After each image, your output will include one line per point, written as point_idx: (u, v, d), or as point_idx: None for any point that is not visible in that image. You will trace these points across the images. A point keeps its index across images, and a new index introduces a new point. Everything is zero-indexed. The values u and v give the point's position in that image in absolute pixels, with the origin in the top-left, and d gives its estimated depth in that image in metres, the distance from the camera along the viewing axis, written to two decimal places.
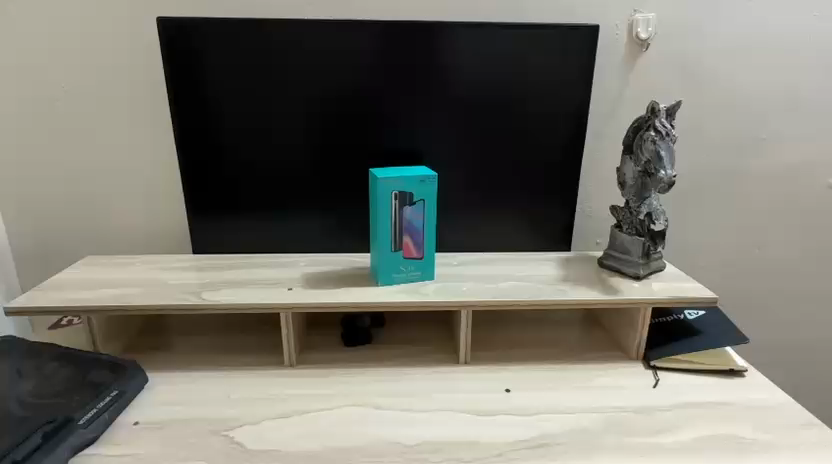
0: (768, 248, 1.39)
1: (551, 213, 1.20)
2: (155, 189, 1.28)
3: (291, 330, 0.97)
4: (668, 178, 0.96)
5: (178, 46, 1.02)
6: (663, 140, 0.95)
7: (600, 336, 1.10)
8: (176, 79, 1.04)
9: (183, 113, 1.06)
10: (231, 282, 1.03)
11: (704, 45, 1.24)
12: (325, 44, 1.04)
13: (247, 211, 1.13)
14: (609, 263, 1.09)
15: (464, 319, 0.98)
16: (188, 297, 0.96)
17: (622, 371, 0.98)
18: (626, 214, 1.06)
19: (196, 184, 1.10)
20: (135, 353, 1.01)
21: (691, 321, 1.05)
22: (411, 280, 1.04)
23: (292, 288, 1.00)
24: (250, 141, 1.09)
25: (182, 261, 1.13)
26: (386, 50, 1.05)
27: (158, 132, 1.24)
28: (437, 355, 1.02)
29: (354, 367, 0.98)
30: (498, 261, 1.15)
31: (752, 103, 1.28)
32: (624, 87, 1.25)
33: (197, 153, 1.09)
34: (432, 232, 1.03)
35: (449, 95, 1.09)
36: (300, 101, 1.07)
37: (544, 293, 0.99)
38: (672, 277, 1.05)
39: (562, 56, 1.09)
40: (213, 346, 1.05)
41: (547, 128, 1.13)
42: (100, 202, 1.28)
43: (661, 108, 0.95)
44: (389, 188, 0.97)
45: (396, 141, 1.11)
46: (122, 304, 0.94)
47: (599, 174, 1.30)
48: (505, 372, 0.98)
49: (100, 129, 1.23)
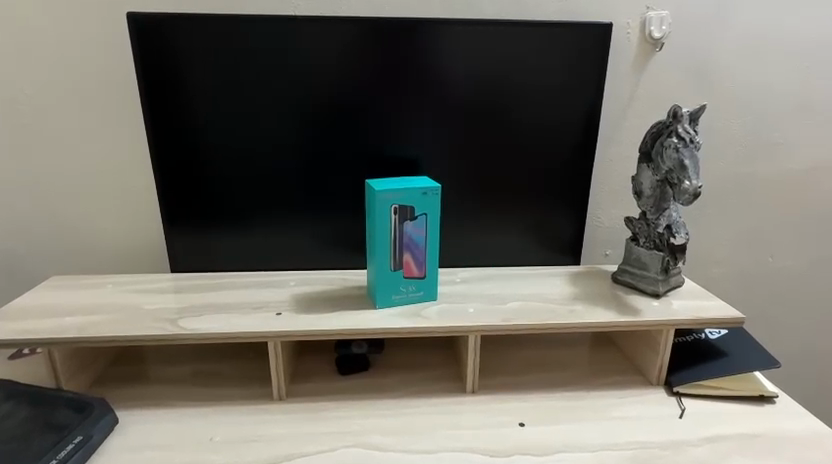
0: (785, 258, 1.32)
1: (560, 224, 1.12)
2: (130, 201, 1.17)
3: (280, 361, 0.87)
4: (693, 188, 0.87)
5: (151, 42, 0.92)
6: (687, 148, 0.87)
7: (616, 358, 1.02)
8: (148, 79, 0.94)
9: (157, 114, 0.96)
10: (214, 306, 0.93)
11: (719, 44, 1.17)
12: (315, 40, 0.94)
13: (230, 224, 1.03)
14: (624, 278, 1.01)
15: (472, 344, 0.89)
16: (164, 326, 0.86)
17: (643, 398, 0.90)
18: (643, 226, 0.99)
19: (171, 193, 1.00)
20: (105, 388, 0.91)
21: (713, 340, 0.98)
22: (413, 301, 0.95)
23: (281, 313, 0.90)
24: (234, 148, 0.99)
25: (158, 281, 1.03)
26: (383, 47, 0.96)
27: (133, 139, 1.14)
28: (442, 383, 0.94)
29: (351, 400, 0.89)
30: (505, 278, 1.06)
31: (768, 105, 1.21)
32: (636, 89, 1.17)
33: (173, 158, 0.98)
34: (434, 249, 0.94)
35: (450, 97, 1.01)
36: (289, 103, 0.97)
37: (558, 315, 0.91)
38: (693, 294, 0.98)
39: (573, 54, 1.01)
40: (193, 377, 0.95)
41: (554, 132, 1.05)
42: (69, 216, 1.17)
43: (683, 113, 0.87)
44: (388, 201, 0.88)
45: (392, 146, 1.02)
46: (89, 336, 0.83)
47: (609, 182, 1.22)
48: (516, 402, 0.89)
49: (68, 137, 1.12)
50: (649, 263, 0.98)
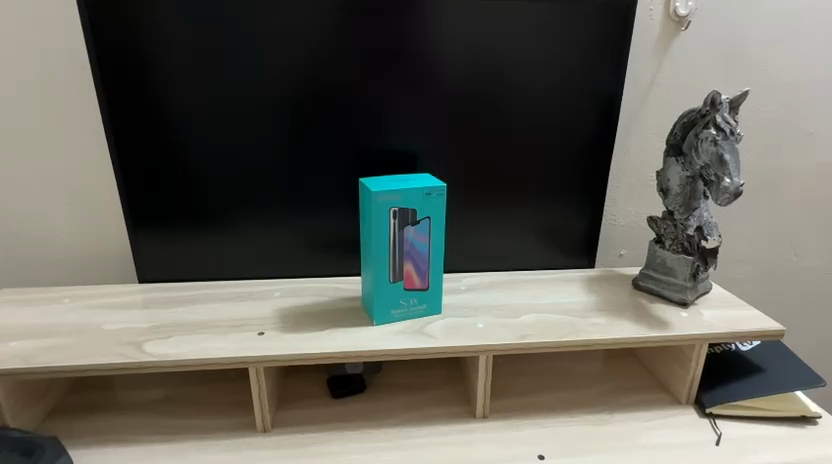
0: (809, 257, 1.23)
1: (574, 225, 1.01)
2: (90, 202, 1.04)
3: (264, 389, 0.76)
4: (735, 187, 0.76)
5: (107, 18, 0.78)
6: (727, 140, 0.77)
7: (637, 373, 0.92)
8: (105, 66, 0.80)
9: (117, 102, 0.82)
10: (187, 325, 0.81)
11: (749, 24, 1.05)
12: (298, 19, 0.82)
13: (205, 228, 0.91)
14: (647, 285, 0.92)
15: (483, 365, 0.78)
16: (128, 351, 0.74)
17: (673, 421, 0.81)
18: (670, 227, 0.89)
19: (136, 192, 0.87)
20: (60, 423, 0.79)
21: (745, 353, 0.89)
22: (415, 315, 0.84)
23: (264, 332, 0.79)
24: (208, 147, 0.86)
25: (124, 296, 0.90)
26: (378, 24, 0.84)
27: (91, 132, 1.00)
28: (448, 407, 0.83)
29: (345, 431, 0.78)
30: (515, 286, 0.95)
31: (798, 93, 1.11)
32: (658, 72, 1.06)
33: (136, 153, 0.85)
34: (438, 257, 0.83)
35: (455, 81, 0.89)
36: (272, 90, 0.85)
37: (579, 329, 0.81)
38: (724, 303, 0.88)
39: (592, 32, 0.89)
40: (166, 404, 0.83)
41: (571, 119, 0.94)
42: (20, 220, 1.03)
43: (723, 100, 0.77)
44: (386, 205, 0.76)
45: (389, 138, 0.90)
46: (36, 366, 0.71)
47: (625, 177, 1.12)
48: (533, 428, 0.79)
49: (13, 130, 0.98)
50: (676, 268, 0.88)
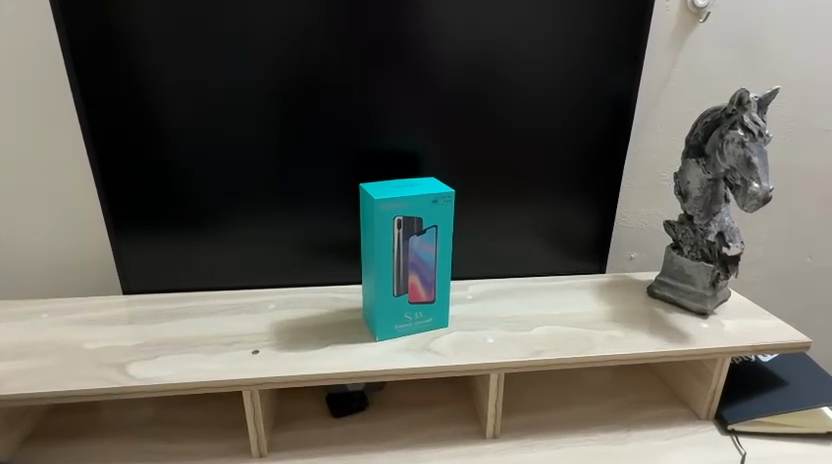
0: (823, 258, 1.19)
1: (585, 229, 0.96)
2: (69, 208, 0.97)
3: (260, 412, 0.70)
4: (764, 192, 0.71)
5: (82, 9, 0.71)
6: (755, 142, 0.72)
7: (653, 385, 0.88)
8: (80, 62, 0.73)
9: (93, 100, 0.75)
10: (175, 343, 0.75)
11: (768, 16, 1.00)
12: (290, 10, 0.75)
13: (192, 237, 0.84)
14: (662, 292, 0.87)
15: (494, 383, 0.73)
16: (110, 374, 0.68)
17: (694, 438, 0.77)
18: (688, 232, 0.84)
19: (116, 199, 0.80)
20: (38, 450, 0.73)
21: (765, 364, 0.85)
22: (420, 329, 0.78)
23: (259, 351, 0.73)
24: (193, 149, 0.80)
25: (106, 310, 0.84)
26: (378, 16, 0.77)
27: (68, 132, 0.93)
28: (456, 426, 0.78)
29: (347, 455, 0.73)
30: (524, 294, 0.90)
31: (817, 89, 1.06)
32: (673, 66, 1.01)
33: (115, 156, 0.78)
34: (445, 267, 0.78)
35: (459, 79, 0.82)
36: (262, 87, 0.78)
37: (596, 344, 0.76)
38: (745, 312, 0.84)
39: (606, 25, 0.84)
40: (154, 426, 0.78)
41: (581, 119, 0.88)
42: None
43: (751, 99, 0.72)
44: (390, 213, 0.70)
45: (389, 139, 0.84)
46: (8, 394, 0.65)
47: (637, 177, 1.07)
48: (546, 449, 0.75)
49: None
50: (694, 276, 0.83)
